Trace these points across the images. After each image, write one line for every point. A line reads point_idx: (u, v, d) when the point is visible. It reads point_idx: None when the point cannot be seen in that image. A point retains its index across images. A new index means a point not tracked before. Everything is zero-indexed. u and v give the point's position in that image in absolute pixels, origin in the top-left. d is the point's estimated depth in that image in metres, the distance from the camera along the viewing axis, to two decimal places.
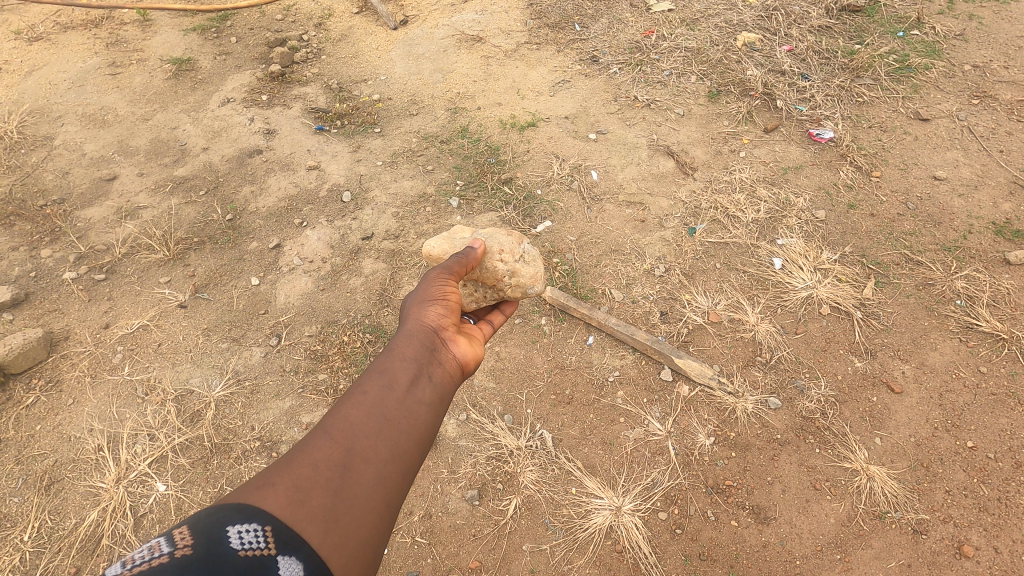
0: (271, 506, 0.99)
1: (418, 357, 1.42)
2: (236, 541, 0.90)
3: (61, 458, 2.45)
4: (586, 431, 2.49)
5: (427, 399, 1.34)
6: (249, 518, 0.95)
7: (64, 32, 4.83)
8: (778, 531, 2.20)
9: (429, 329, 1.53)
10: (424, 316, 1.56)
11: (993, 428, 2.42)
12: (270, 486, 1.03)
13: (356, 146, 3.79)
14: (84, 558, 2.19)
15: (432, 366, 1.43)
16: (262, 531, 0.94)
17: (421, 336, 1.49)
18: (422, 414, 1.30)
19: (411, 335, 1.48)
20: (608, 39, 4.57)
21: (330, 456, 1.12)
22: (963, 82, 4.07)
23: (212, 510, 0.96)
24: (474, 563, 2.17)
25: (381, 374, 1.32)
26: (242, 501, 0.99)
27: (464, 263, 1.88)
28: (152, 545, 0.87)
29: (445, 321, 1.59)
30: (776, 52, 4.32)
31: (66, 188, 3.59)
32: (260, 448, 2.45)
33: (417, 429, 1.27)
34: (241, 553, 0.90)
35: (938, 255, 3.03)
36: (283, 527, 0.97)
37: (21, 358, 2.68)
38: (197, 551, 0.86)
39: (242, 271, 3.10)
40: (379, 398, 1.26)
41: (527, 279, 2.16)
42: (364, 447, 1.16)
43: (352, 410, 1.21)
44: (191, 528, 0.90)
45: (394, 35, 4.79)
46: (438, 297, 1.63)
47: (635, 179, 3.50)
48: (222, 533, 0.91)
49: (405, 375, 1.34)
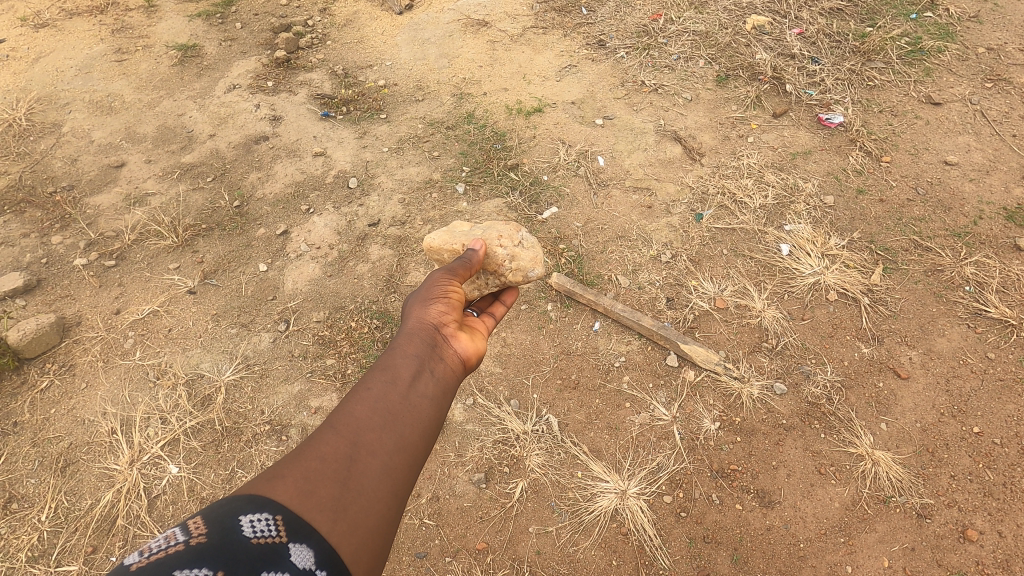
0: (281, 497, 1.02)
1: (420, 353, 1.44)
2: (249, 530, 0.93)
3: (75, 441, 2.50)
4: (592, 415, 2.51)
5: (430, 393, 1.36)
6: (259, 508, 0.97)
7: (69, 19, 4.82)
8: (783, 514, 2.22)
9: (430, 326, 1.55)
10: (425, 314, 1.58)
11: (999, 414, 2.42)
12: (279, 478, 1.05)
13: (362, 132, 3.78)
14: (100, 537, 2.24)
15: (433, 361, 1.44)
16: (273, 520, 0.97)
17: (422, 333, 1.51)
18: (425, 408, 1.32)
19: (413, 333, 1.50)
20: (615, 23, 4.52)
21: (336, 449, 1.14)
22: (976, 65, 4.01)
23: (225, 501, 0.98)
24: (481, 544, 2.20)
25: (384, 371, 1.34)
26: (253, 492, 1.01)
27: (468, 264, 1.90)
28: (168, 536, 0.90)
29: (446, 318, 1.60)
30: (785, 35, 4.26)
31: (75, 175, 3.61)
32: (270, 432, 2.49)
33: (422, 422, 1.29)
34: (254, 541, 0.92)
35: (948, 240, 3.01)
36: (293, 517, 0.99)
37: (34, 343, 2.72)
38: (211, 539, 0.89)
39: (251, 258, 3.13)
40: (382, 394, 1.28)
41: (526, 261, 2.17)
42: (368, 440, 1.18)
43: (357, 407, 1.23)
44: (205, 517, 0.93)
45: (399, 20, 4.76)
46: (439, 295, 1.64)
47: (642, 165, 3.48)
48: (235, 521, 0.93)
49: (407, 370, 1.36)
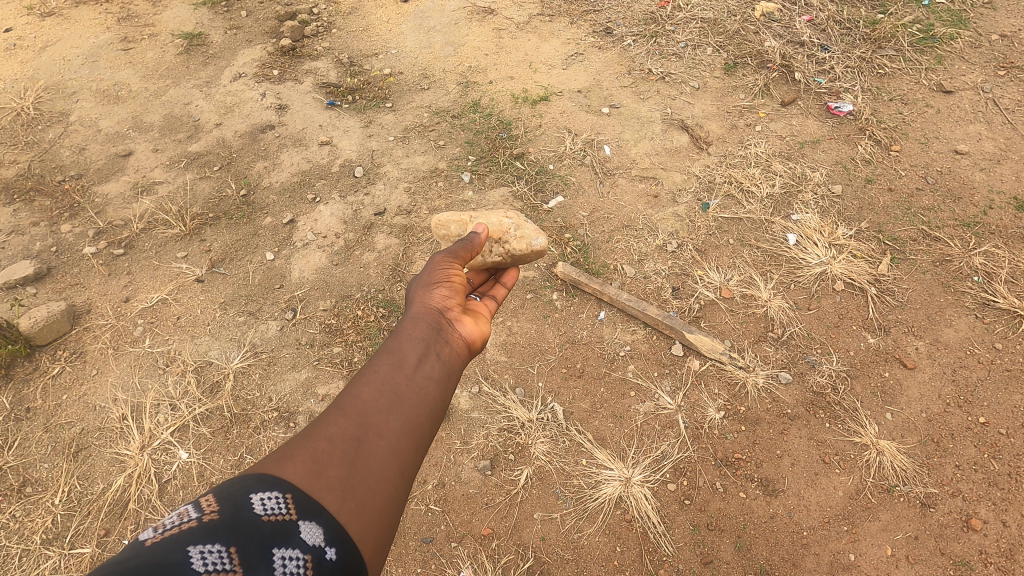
0: (291, 476, 1.03)
1: (425, 337, 1.45)
2: (260, 507, 0.94)
3: (87, 426, 2.53)
4: (597, 404, 2.52)
5: (435, 376, 1.37)
6: (270, 486, 0.99)
7: (76, 7, 4.83)
8: (786, 503, 2.23)
9: (434, 310, 1.56)
10: (429, 298, 1.59)
11: (1006, 404, 2.41)
12: (289, 458, 1.07)
13: (367, 121, 3.78)
14: (113, 521, 2.28)
15: (439, 345, 1.46)
16: (284, 498, 0.98)
17: (427, 317, 1.52)
18: (431, 390, 1.33)
19: (417, 317, 1.51)
20: (622, 10, 4.48)
21: (345, 430, 1.16)
22: (989, 52, 3.95)
23: (236, 479, 0.99)
24: (487, 530, 2.22)
25: (390, 354, 1.36)
26: (264, 471, 1.03)
27: (470, 246, 1.90)
28: (181, 511, 0.91)
29: (450, 302, 1.62)
30: (795, 22, 4.21)
31: (83, 163, 3.63)
32: (278, 418, 2.52)
33: (429, 404, 1.31)
34: (265, 518, 0.93)
35: (957, 230, 2.99)
36: (303, 494, 1.01)
37: (46, 330, 2.75)
38: (223, 515, 0.90)
39: (258, 246, 3.14)
40: (388, 377, 1.30)
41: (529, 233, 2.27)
42: (376, 421, 1.20)
43: (365, 390, 1.25)
44: (217, 496, 0.94)
45: (405, 8, 4.73)
46: (442, 280, 1.67)
47: (648, 154, 3.47)
48: (246, 499, 0.94)
49: (412, 354, 1.38)
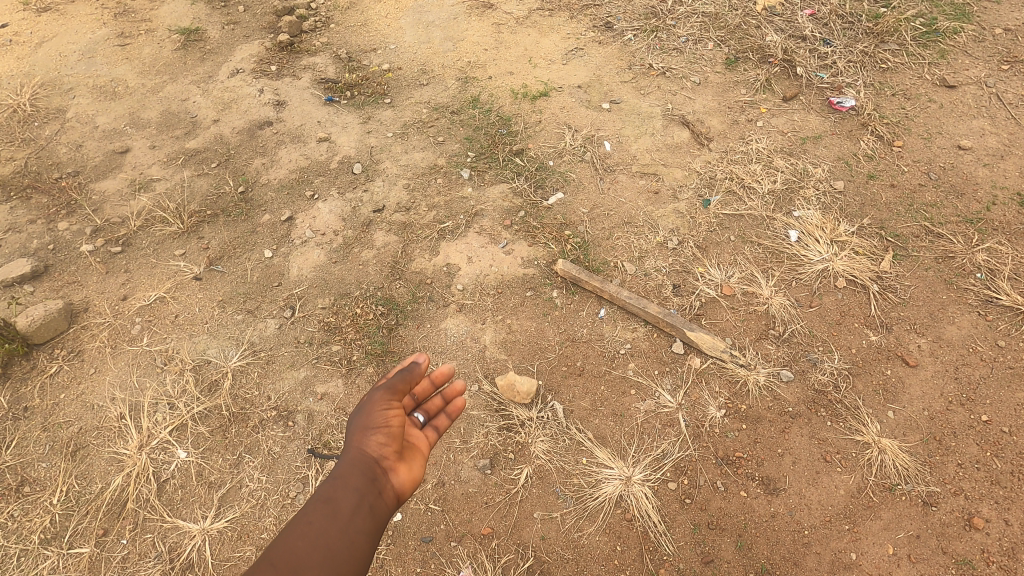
0: None
1: (360, 487, 1.42)
2: None
3: (85, 425, 2.52)
4: (597, 402, 2.51)
5: (362, 538, 1.34)
6: None
7: (72, 2, 4.79)
8: (788, 502, 2.22)
9: (375, 455, 1.50)
10: (372, 426, 1.54)
11: (1008, 402, 2.40)
12: None
13: (366, 117, 3.75)
14: (111, 520, 2.28)
15: (373, 496, 1.42)
16: None
17: (366, 462, 1.47)
18: (356, 556, 1.31)
19: (356, 461, 1.47)
20: (623, 5, 4.44)
21: None
22: (993, 46, 3.92)
23: None
24: (486, 529, 2.21)
25: (321, 511, 1.35)
26: None
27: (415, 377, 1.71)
28: None
29: (387, 449, 1.53)
30: (797, 17, 4.17)
31: (81, 160, 3.60)
32: (276, 417, 2.50)
33: (357, 561, 1.31)
34: None
35: (960, 227, 2.97)
36: None
37: (44, 329, 2.73)
38: None
39: (256, 244, 3.13)
40: (313, 540, 1.28)
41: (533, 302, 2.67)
42: None
43: (294, 544, 1.26)
44: None
45: (404, 2, 4.69)
46: (384, 421, 1.56)
47: (649, 150, 3.44)
48: None
49: (341, 513, 1.35)
